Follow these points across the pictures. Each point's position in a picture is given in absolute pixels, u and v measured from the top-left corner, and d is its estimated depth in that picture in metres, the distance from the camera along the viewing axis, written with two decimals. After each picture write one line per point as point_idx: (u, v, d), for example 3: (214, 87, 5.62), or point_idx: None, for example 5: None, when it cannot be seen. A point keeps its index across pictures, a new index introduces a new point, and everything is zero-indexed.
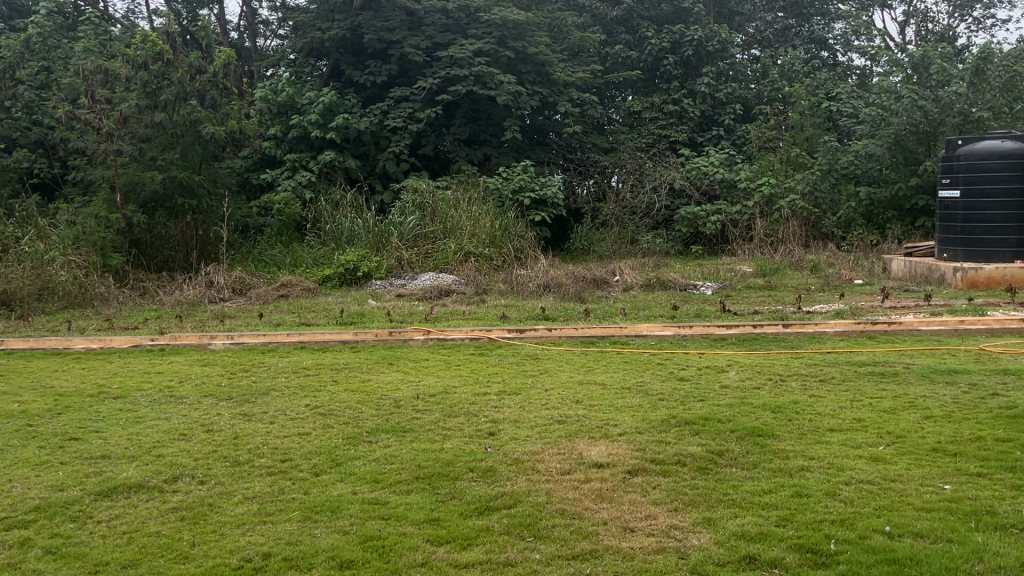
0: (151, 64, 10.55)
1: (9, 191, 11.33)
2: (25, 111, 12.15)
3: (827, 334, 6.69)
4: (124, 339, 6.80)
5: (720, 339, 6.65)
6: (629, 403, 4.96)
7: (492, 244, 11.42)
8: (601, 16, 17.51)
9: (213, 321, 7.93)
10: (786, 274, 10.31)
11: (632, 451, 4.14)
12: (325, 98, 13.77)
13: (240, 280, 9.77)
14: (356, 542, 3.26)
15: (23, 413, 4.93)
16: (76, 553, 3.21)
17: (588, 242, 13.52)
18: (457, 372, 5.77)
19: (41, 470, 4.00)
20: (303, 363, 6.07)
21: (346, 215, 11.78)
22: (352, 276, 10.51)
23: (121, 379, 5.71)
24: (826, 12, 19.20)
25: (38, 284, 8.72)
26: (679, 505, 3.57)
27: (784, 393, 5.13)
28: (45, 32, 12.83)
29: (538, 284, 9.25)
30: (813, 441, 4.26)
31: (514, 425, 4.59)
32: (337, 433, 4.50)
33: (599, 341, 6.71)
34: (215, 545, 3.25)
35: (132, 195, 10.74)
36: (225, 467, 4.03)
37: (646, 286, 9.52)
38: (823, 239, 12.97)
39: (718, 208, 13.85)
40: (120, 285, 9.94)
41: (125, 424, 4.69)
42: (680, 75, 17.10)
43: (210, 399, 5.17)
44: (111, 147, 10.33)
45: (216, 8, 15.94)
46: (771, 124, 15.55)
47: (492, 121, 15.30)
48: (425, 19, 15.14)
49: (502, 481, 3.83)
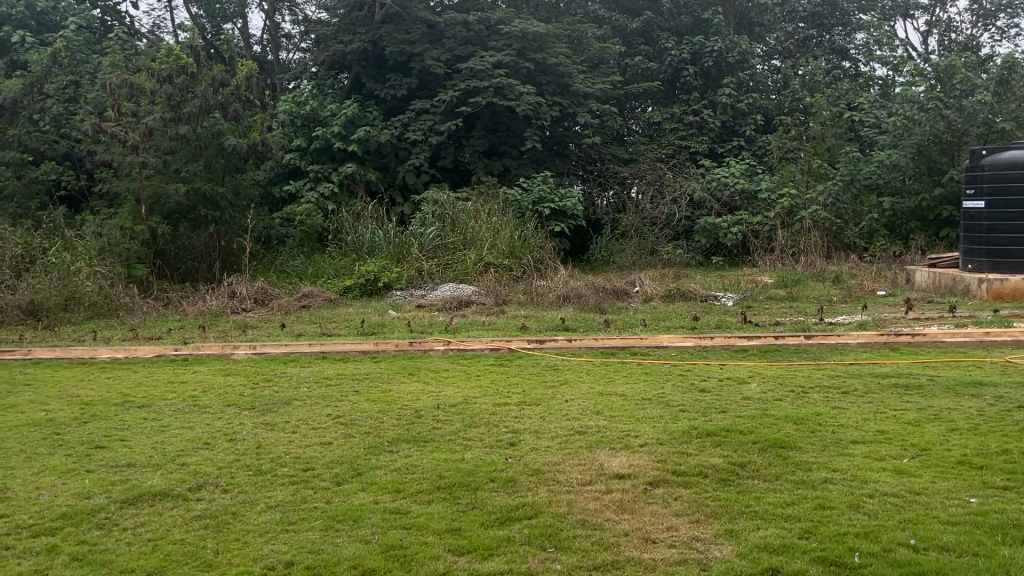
0: (175, 78, 10.65)
1: (37, 203, 11.51)
2: (53, 124, 12.17)
3: (850, 345, 6.63)
4: (149, 349, 6.87)
5: (741, 350, 6.61)
6: (650, 413, 4.95)
7: (511, 255, 11.41)
8: (621, 27, 17.51)
9: (235, 331, 8.01)
10: (807, 286, 10.25)
11: (653, 463, 4.13)
12: (347, 110, 13.91)
13: (262, 290, 9.86)
14: (377, 551, 3.28)
15: (49, 421, 5.00)
16: (102, 560, 3.25)
17: (609, 253, 13.51)
18: (477, 383, 5.77)
19: (68, 477, 4.05)
20: (324, 373, 6.11)
21: (366, 227, 11.90)
22: (373, 287, 10.59)
23: (146, 389, 5.77)
24: (848, 22, 19.07)
25: (64, 295, 8.85)
26: (700, 517, 3.56)
27: (806, 405, 5.09)
28: (73, 46, 13.14)
29: (557, 296, 9.26)
30: (836, 453, 4.23)
31: (534, 436, 4.59)
32: (358, 443, 4.52)
33: (619, 351, 6.70)
34: (238, 553, 3.29)
35: (157, 208, 10.89)
36: (248, 476, 4.07)
37: (666, 297, 9.54)
38: (845, 249, 12.87)
39: (738, 219, 13.81)
40: (144, 295, 10.07)
41: (150, 433, 4.75)
42: (701, 86, 17.09)
43: (233, 408, 5.23)
44: (135, 159, 10.46)
45: (240, 22, 16.09)
46: (793, 135, 15.33)
47: (512, 133, 15.35)
48: (445, 32, 15.29)
49: (523, 491, 3.84)
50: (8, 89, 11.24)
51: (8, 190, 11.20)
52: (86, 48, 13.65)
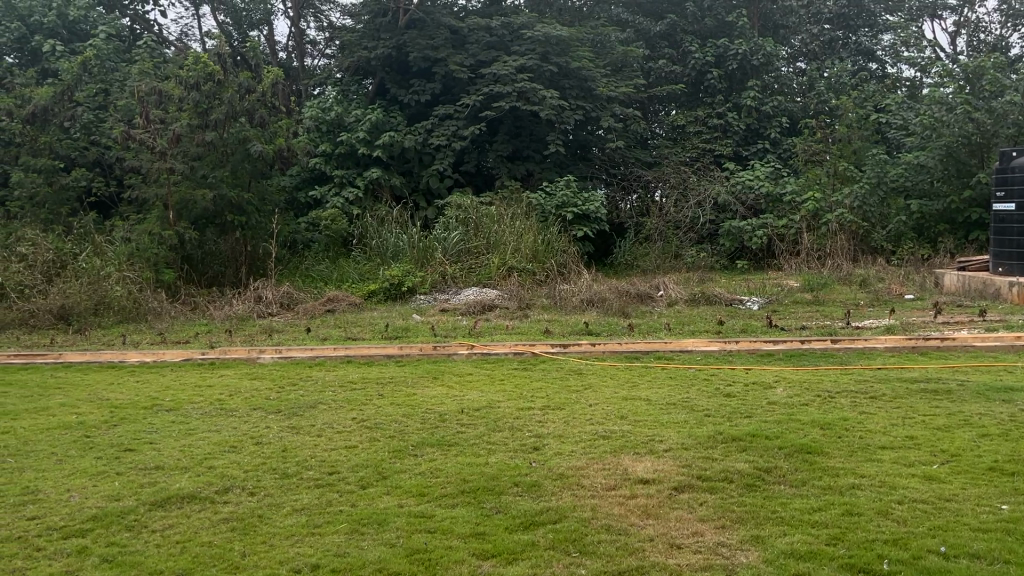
0: (202, 85, 10.70)
1: (67, 209, 11.68)
2: (82, 132, 12.35)
3: (877, 349, 6.56)
4: (177, 353, 6.95)
5: (766, 355, 6.56)
6: (675, 418, 4.93)
7: (535, 259, 11.44)
8: (644, 31, 17.47)
9: (262, 335, 8.08)
10: (834, 289, 10.16)
11: (678, 468, 4.11)
12: (371, 116, 13.99)
13: (288, 295, 9.94)
14: (402, 555, 3.29)
15: (80, 423, 5.08)
16: (131, 561, 3.30)
17: (632, 256, 13.47)
18: (500, 387, 5.78)
19: (98, 479, 4.11)
20: (349, 377, 6.15)
21: (390, 231, 11.96)
22: (397, 291, 10.63)
23: (174, 392, 5.84)
24: (874, 23, 18.91)
25: (94, 299, 8.98)
26: (726, 522, 3.54)
27: (833, 411, 5.04)
28: (103, 55, 13.35)
29: (580, 299, 9.24)
30: (864, 459, 4.19)
31: (558, 440, 4.58)
32: (382, 446, 4.54)
33: (643, 355, 6.67)
34: (265, 555, 3.31)
35: (184, 213, 11.02)
36: (274, 479, 4.10)
37: (690, 301, 9.49)
38: (872, 252, 12.71)
39: (763, 222, 13.66)
40: (171, 300, 10.19)
41: (177, 435, 4.81)
42: (725, 90, 17.03)
43: (260, 411, 5.28)
44: (163, 165, 10.59)
45: (265, 29, 16.26)
46: (818, 138, 15.19)
47: (536, 137, 15.37)
48: (469, 37, 15.35)
49: (547, 496, 3.83)
50: (40, 97, 11.42)
51: (40, 197, 11.39)
52: (116, 56, 13.86)
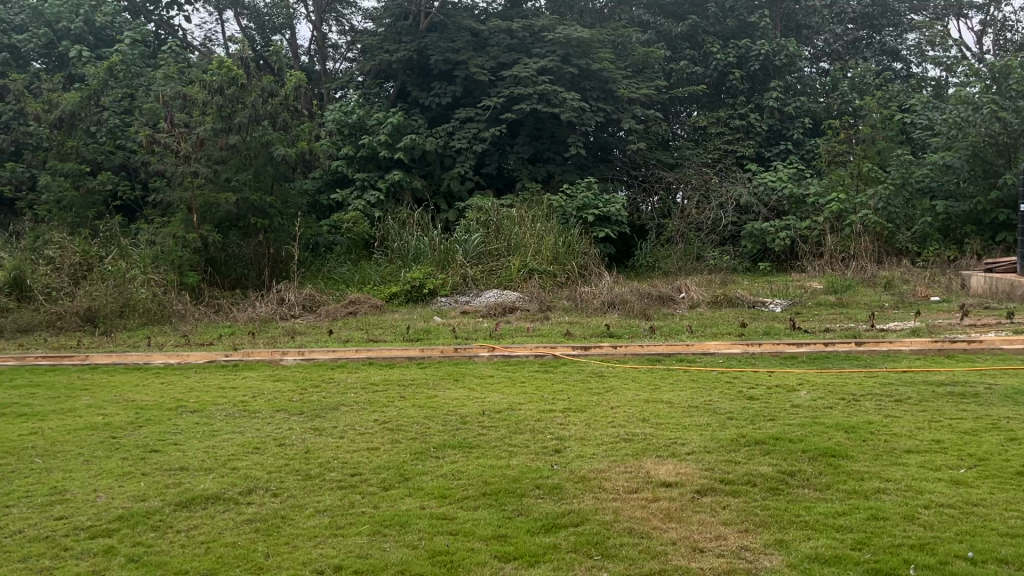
0: (226, 89, 10.79)
1: (94, 212, 11.83)
2: (108, 137, 12.48)
3: (903, 352, 6.48)
4: (200, 355, 7.00)
5: (790, 357, 6.50)
6: (697, 421, 4.90)
7: (555, 262, 11.38)
8: (666, 32, 17.40)
9: (284, 337, 8.13)
10: (858, 291, 10.07)
11: (701, 471, 4.08)
12: (393, 119, 14.05)
13: (310, 297, 10.00)
14: (424, 557, 3.30)
15: (107, 424, 5.14)
16: (157, 561, 3.33)
17: (653, 258, 13.42)
18: (522, 389, 5.77)
19: (125, 480, 4.16)
20: (370, 378, 6.17)
21: (412, 234, 12.01)
22: (418, 293, 10.66)
23: (198, 394, 5.89)
24: (898, 22, 18.71)
25: (120, 302, 9.08)
26: (749, 526, 3.51)
27: (858, 414, 4.99)
28: (129, 60, 13.51)
29: (602, 301, 9.22)
30: (889, 463, 4.14)
31: (580, 442, 4.58)
32: (404, 448, 4.56)
33: (665, 358, 6.63)
34: (288, 556, 3.34)
35: (208, 216, 11.11)
36: (298, 480, 4.12)
37: (713, 303, 9.44)
38: (897, 254, 12.48)
39: (786, 223, 13.58)
40: (195, 302, 10.28)
41: (202, 437, 4.85)
42: (747, 90, 16.94)
43: (282, 413, 5.31)
44: (188, 169, 10.69)
45: (288, 33, 16.39)
46: (842, 138, 15.06)
47: (557, 139, 15.37)
48: (489, 39, 15.39)
49: (569, 499, 3.83)
50: (67, 103, 11.57)
51: (67, 200, 11.54)
52: (141, 61, 14.03)
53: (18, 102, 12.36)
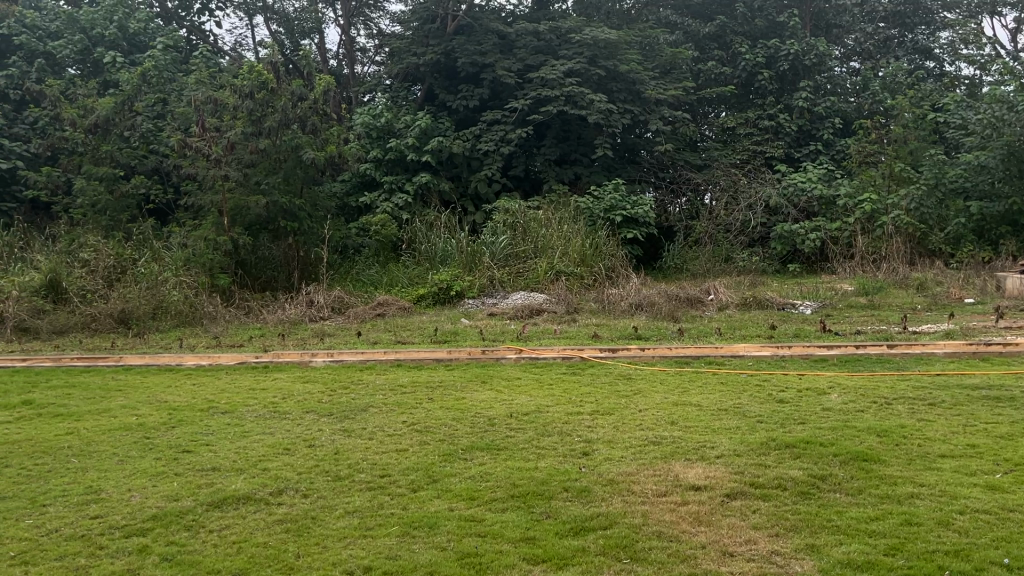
0: (256, 93, 10.90)
1: (127, 216, 12.01)
2: (141, 141, 12.65)
3: (936, 355, 6.39)
4: (231, 357, 7.08)
5: (821, 360, 6.44)
6: (726, 424, 4.87)
7: (583, 263, 11.37)
8: (693, 32, 17.30)
9: (314, 339, 8.21)
10: (890, 293, 9.93)
11: (730, 474, 4.06)
12: (420, 122, 14.12)
13: (339, 299, 10.08)
14: (453, 559, 3.31)
15: (140, 425, 5.21)
16: (190, 561, 3.37)
17: (681, 260, 13.34)
18: (549, 391, 5.77)
19: (159, 480, 4.22)
20: (399, 380, 6.20)
21: (439, 236, 12.05)
22: (445, 295, 10.70)
23: (229, 395, 5.95)
24: (931, 20, 18.42)
25: (152, 304, 9.21)
26: (780, 531, 3.48)
27: (890, 417, 4.93)
28: (162, 65, 13.70)
29: (629, 304, 9.19)
30: (923, 467, 4.09)
31: (608, 445, 4.57)
32: (433, 450, 4.58)
33: (693, 360, 6.59)
34: (318, 556, 3.36)
35: (238, 219, 11.24)
36: (327, 481, 4.15)
37: (742, 306, 9.37)
38: (930, 255, 12.34)
39: (817, 224, 13.46)
40: (226, 304, 10.40)
41: (233, 438, 4.90)
42: (776, 90, 16.79)
43: (312, 415, 5.35)
44: (219, 173, 10.82)
45: (317, 37, 16.52)
46: (873, 138, 14.88)
47: (583, 141, 15.35)
48: (517, 42, 15.41)
49: (598, 501, 3.82)
50: (101, 108, 11.76)
51: (101, 204, 11.72)
52: (173, 67, 14.22)
53: (54, 107, 12.57)
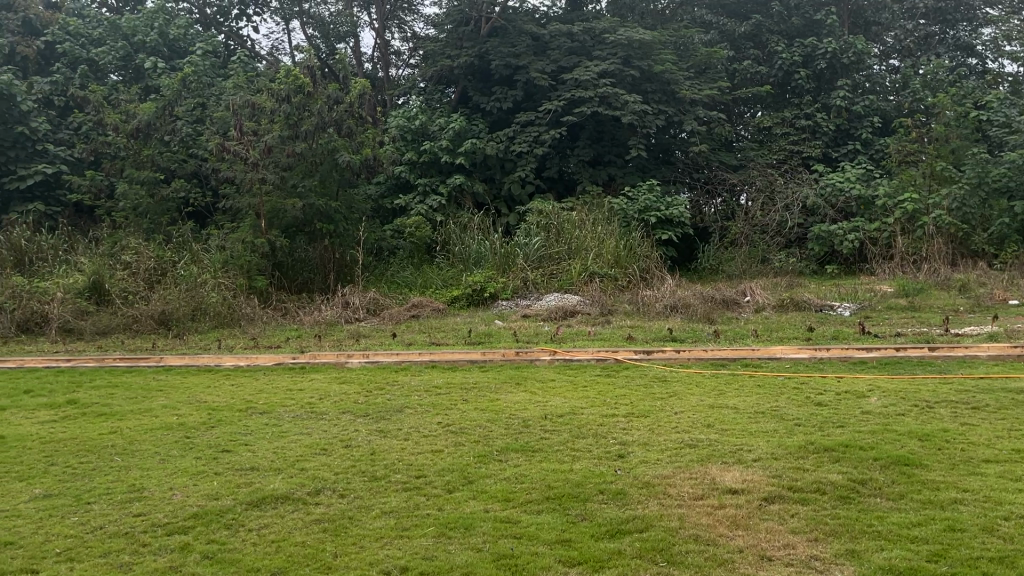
0: (293, 97, 11.01)
1: (167, 219, 12.22)
2: (181, 145, 12.85)
3: (980, 358, 6.26)
4: (269, 358, 7.17)
5: (859, 363, 6.35)
6: (764, 428, 4.82)
7: (617, 264, 11.33)
8: (728, 32, 17.15)
9: (349, 340, 8.28)
10: (931, 295, 9.75)
11: (767, 478, 4.02)
12: (454, 124, 14.18)
13: (374, 300, 10.15)
14: (489, 560, 3.32)
15: (181, 425, 5.30)
16: (231, 559, 3.42)
17: (717, 261, 13.24)
18: (584, 394, 5.76)
19: (199, 479, 4.28)
20: (433, 381, 6.23)
21: (473, 238, 12.09)
22: (479, 297, 10.72)
23: (267, 395, 6.03)
24: (973, 17, 18.07)
25: (192, 305, 9.36)
26: (819, 535, 3.44)
27: (932, 421, 4.84)
28: (201, 71, 13.92)
29: (664, 305, 9.13)
30: (966, 472, 4.01)
31: (643, 448, 4.54)
32: (468, 451, 4.59)
33: (729, 363, 6.53)
34: (355, 556, 3.39)
35: (275, 222, 11.37)
36: (364, 482, 4.19)
37: (779, 308, 9.26)
38: (972, 256, 12.11)
39: (855, 225, 13.25)
40: (264, 306, 10.53)
41: (271, 438, 4.96)
42: (813, 90, 16.58)
43: (348, 415, 5.40)
44: (256, 176, 10.96)
45: (352, 41, 16.65)
46: (913, 137, 14.63)
47: (617, 141, 15.29)
48: (550, 43, 15.42)
49: (633, 504, 3.80)
50: (143, 113, 11.97)
51: (142, 207, 11.95)
52: (212, 72, 14.44)
53: (97, 112, 12.83)
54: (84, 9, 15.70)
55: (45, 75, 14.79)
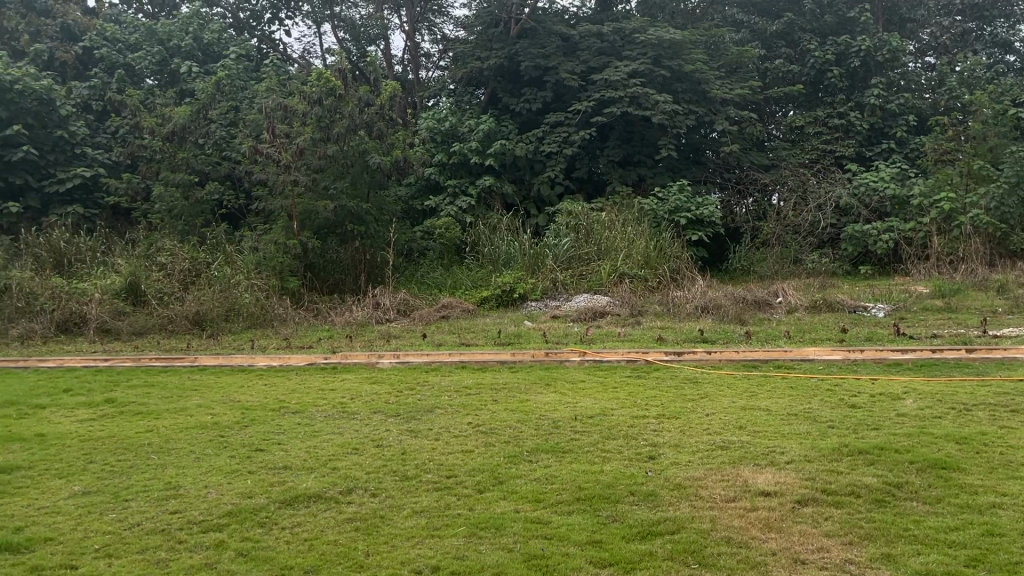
0: (325, 99, 11.11)
1: (202, 220, 12.39)
2: (215, 148, 13.03)
3: (1019, 360, 6.15)
4: (301, 358, 7.25)
5: (894, 364, 6.26)
6: (797, 430, 4.77)
7: (646, 265, 11.29)
8: (760, 30, 16.99)
9: (380, 341, 8.34)
10: (968, 296, 9.56)
11: (801, 481, 3.98)
12: (484, 125, 14.22)
13: (405, 301, 10.21)
14: (520, 560, 3.33)
15: (215, 424, 5.37)
16: (264, 556, 3.46)
17: (748, 262, 13.14)
18: (614, 395, 5.74)
19: (233, 478, 4.33)
20: (464, 382, 6.26)
21: (502, 239, 12.11)
22: (509, 297, 10.73)
23: (299, 395, 6.09)
24: (1011, 13, 17.76)
25: (225, 306, 9.47)
26: (854, 539, 3.40)
27: (970, 424, 4.76)
28: (234, 74, 14.11)
29: (695, 306, 9.07)
30: (1005, 476, 3.94)
31: (674, 449, 4.52)
32: (498, 451, 4.60)
33: (762, 364, 6.48)
34: (387, 555, 3.42)
35: (307, 223, 11.49)
36: (395, 481, 4.21)
37: (812, 308, 9.17)
38: (1010, 257, 11.88)
39: (890, 225, 13.07)
40: (296, 306, 10.64)
41: (303, 437, 5.01)
42: (846, 88, 16.39)
43: (379, 415, 5.44)
44: (289, 178, 11.08)
45: (382, 43, 16.76)
46: (949, 136, 14.39)
47: (647, 141, 15.23)
48: (580, 44, 15.42)
49: (665, 506, 3.79)
50: (178, 116, 12.15)
51: (177, 209, 12.13)
52: (245, 75, 14.63)
53: (134, 116, 13.05)
54: (121, 15, 16.02)
55: (83, 80, 15.10)
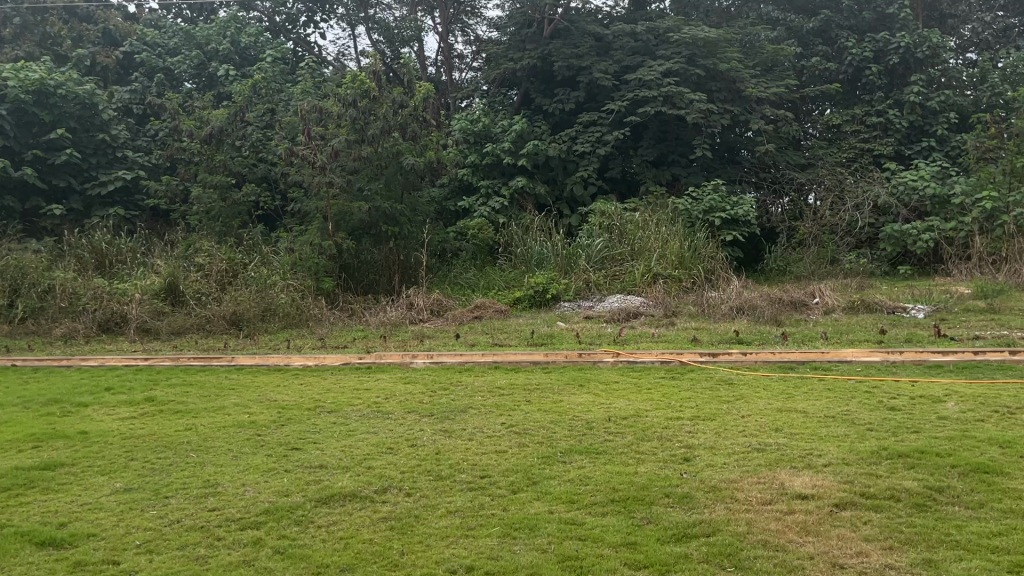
0: (359, 101, 11.20)
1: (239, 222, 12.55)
2: (251, 150, 13.19)
3: None
4: (336, 358, 7.31)
5: (935, 366, 6.15)
6: (834, 432, 4.70)
7: (680, 265, 11.21)
8: (796, 28, 16.79)
9: (414, 341, 8.38)
10: (1012, 297, 9.32)
11: (839, 484, 3.92)
12: (517, 126, 14.23)
13: (438, 301, 10.24)
14: (554, 561, 3.32)
15: (252, 423, 5.44)
16: (301, 554, 3.49)
17: (784, 262, 12.99)
18: (648, 396, 5.71)
19: (269, 476, 4.38)
20: (497, 382, 6.27)
21: (536, 240, 12.11)
22: (542, 298, 10.71)
23: (334, 395, 6.14)
24: None
25: (261, 306, 9.58)
26: (894, 544, 3.35)
27: (1013, 428, 4.66)
28: (271, 77, 14.29)
29: (730, 307, 8.97)
30: None
31: (709, 451, 4.48)
32: (532, 452, 4.60)
33: (798, 366, 6.40)
34: (421, 554, 3.43)
35: (342, 224, 11.59)
36: (429, 481, 4.23)
37: (849, 309, 9.03)
38: None
39: (930, 225, 12.73)
40: (331, 307, 10.73)
41: (338, 436, 5.05)
42: (885, 85, 16.15)
43: (413, 415, 5.47)
44: (324, 179, 11.18)
45: (415, 45, 16.84)
46: (992, 133, 14.10)
47: (681, 141, 15.13)
48: (613, 43, 15.38)
49: (700, 508, 3.76)
50: (215, 119, 12.32)
51: (215, 211, 12.31)
52: (281, 78, 14.80)
53: (173, 119, 13.27)
54: (160, 20, 16.31)
55: (124, 84, 15.41)
